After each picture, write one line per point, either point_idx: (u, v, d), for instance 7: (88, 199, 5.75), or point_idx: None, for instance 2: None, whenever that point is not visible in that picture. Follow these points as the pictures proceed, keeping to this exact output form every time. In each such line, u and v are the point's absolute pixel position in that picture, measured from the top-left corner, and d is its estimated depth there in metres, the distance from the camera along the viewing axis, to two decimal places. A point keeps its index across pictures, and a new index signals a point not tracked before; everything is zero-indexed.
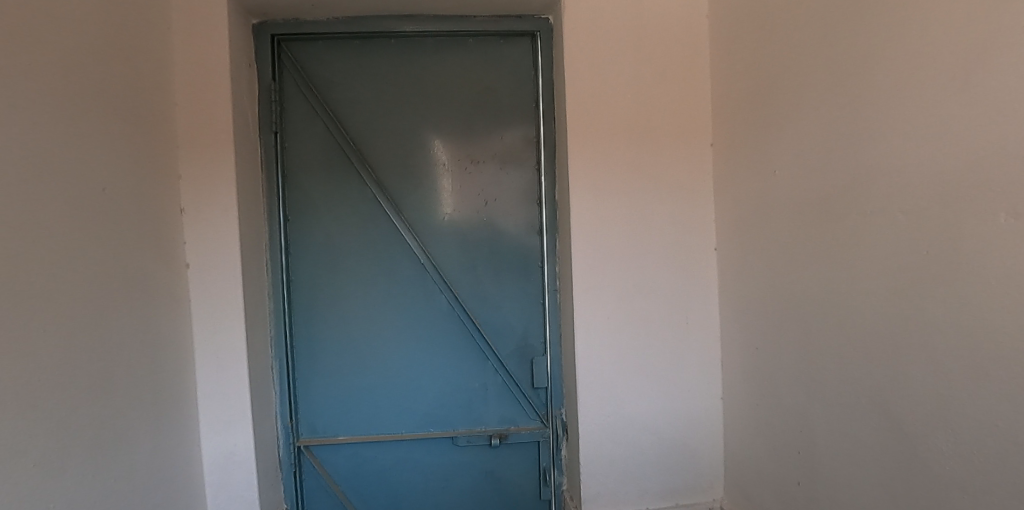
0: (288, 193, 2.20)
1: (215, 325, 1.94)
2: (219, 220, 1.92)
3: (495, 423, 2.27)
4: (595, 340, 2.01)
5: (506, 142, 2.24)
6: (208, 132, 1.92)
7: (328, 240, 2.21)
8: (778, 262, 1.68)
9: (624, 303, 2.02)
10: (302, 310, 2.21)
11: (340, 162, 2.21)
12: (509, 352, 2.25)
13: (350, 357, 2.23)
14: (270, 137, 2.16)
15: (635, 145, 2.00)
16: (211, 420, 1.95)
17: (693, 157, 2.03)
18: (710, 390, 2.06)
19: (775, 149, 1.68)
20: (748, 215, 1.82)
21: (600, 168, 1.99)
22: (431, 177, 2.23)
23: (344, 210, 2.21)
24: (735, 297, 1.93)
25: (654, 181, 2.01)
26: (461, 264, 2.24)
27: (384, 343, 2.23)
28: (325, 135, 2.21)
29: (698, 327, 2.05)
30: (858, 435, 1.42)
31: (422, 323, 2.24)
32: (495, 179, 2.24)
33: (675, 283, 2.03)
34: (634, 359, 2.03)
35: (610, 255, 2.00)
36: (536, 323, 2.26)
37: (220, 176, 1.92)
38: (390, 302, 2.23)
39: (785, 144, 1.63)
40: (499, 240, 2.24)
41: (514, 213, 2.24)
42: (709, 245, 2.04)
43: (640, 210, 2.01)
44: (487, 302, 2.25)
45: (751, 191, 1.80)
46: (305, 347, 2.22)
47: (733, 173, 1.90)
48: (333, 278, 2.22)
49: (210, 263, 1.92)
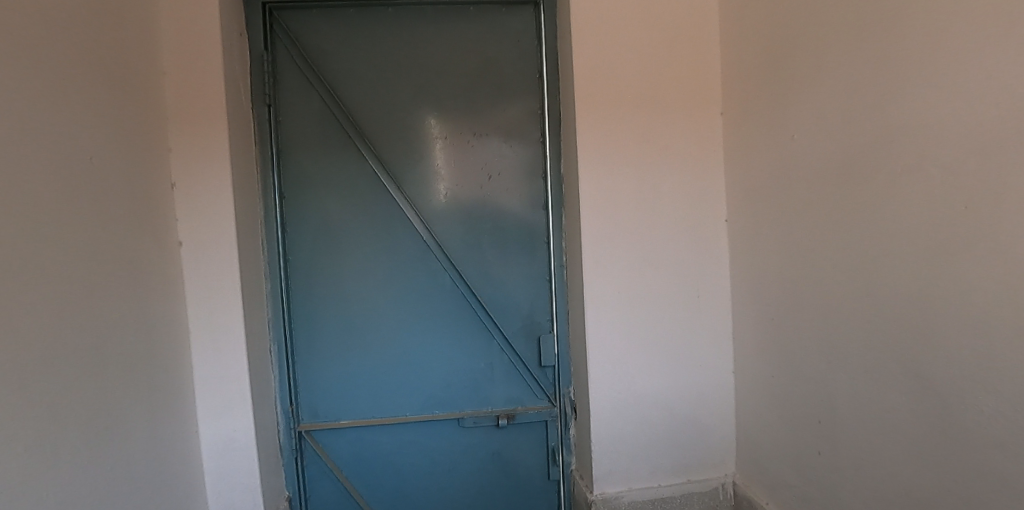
0: (284, 169, 2.11)
1: (211, 307, 1.84)
2: (213, 194, 1.82)
3: (502, 404, 2.21)
4: (605, 315, 1.97)
5: (509, 115, 2.17)
6: (198, 103, 1.81)
7: (327, 217, 2.13)
8: (795, 228, 1.64)
9: (634, 277, 1.97)
10: (300, 291, 2.13)
11: (337, 136, 2.13)
12: (515, 330, 2.19)
13: (351, 339, 2.16)
14: (263, 110, 2.07)
15: (644, 113, 1.95)
16: (209, 405, 1.87)
17: (703, 125, 1.98)
18: (722, 363, 2.03)
19: (792, 114, 1.63)
20: (762, 182, 1.78)
21: (609, 137, 1.94)
22: (432, 152, 2.15)
23: (343, 186, 2.13)
24: (748, 267, 1.89)
25: (664, 151, 1.96)
26: (465, 241, 2.17)
27: (386, 324, 2.17)
28: (321, 107, 2.12)
29: (709, 301, 2.01)
30: (884, 402, 1.39)
31: (424, 302, 2.17)
32: (499, 152, 2.17)
33: (686, 256, 1.99)
34: (646, 334, 1.99)
35: (619, 228, 1.95)
36: (543, 301, 2.20)
37: (212, 148, 1.82)
38: (392, 282, 2.16)
39: (803, 107, 1.59)
40: (503, 215, 2.18)
41: (519, 187, 2.18)
42: (720, 216, 2.00)
43: (649, 182, 1.96)
44: (492, 280, 2.18)
45: (765, 158, 1.76)
46: (304, 330, 2.14)
47: (745, 141, 1.86)
48: (333, 257, 2.14)
49: (203, 242, 1.82)
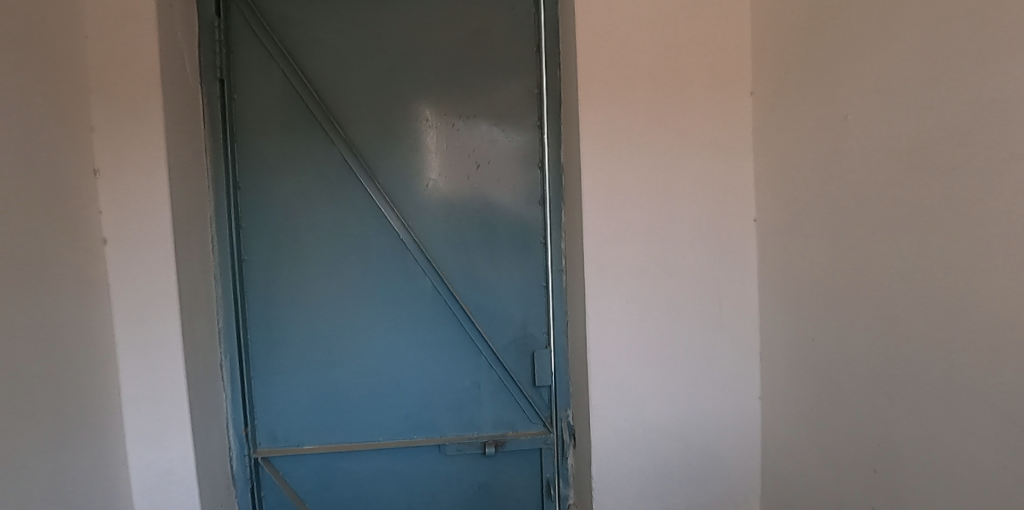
0: (239, 154, 1.81)
1: (143, 317, 1.54)
2: (145, 181, 1.52)
3: (490, 428, 1.92)
4: (610, 330, 1.67)
5: (501, 93, 1.87)
6: (129, 72, 1.51)
7: (289, 212, 1.84)
8: (848, 230, 1.33)
9: (646, 286, 1.67)
10: (257, 296, 1.84)
11: (301, 117, 1.83)
12: (506, 344, 1.90)
13: (316, 351, 1.87)
14: (215, 85, 1.77)
15: (660, 91, 1.65)
16: (140, 432, 1.57)
17: (729, 106, 1.67)
18: (747, 387, 1.72)
19: (847, 89, 1.32)
20: (802, 174, 1.48)
21: (619, 119, 1.64)
22: (411, 136, 1.86)
23: (307, 175, 1.83)
24: (783, 275, 1.59)
25: (682, 137, 1.66)
26: (448, 241, 1.87)
27: (357, 335, 1.87)
28: (283, 83, 1.82)
29: (734, 315, 1.70)
30: (969, 456, 1.09)
31: (401, 311, 1.88)
32: (489, 138, 1.87)
33: (706, 260, 1.69)
34: (658, 352, 1.69)
35: (629, 227, 1.65)
36: (538, 310, 1.90)
37: (145, 126, 1.52)
38: (363, 287, 1.87)
39: (861, 80, 1.28)
40: (493, 211, 1.88)
41: (512, 179, 1.88)
42: (748, 213, 1.69)
43: (665, 173, 1.66)
44: (480, 285, 1.89)
45: (808, 144, 1.45)
46: (261, 341, 1.85)
47: (781, 125, 1.55)
48: (296, 257, 1.85)
49: (133, 238, 1.52)
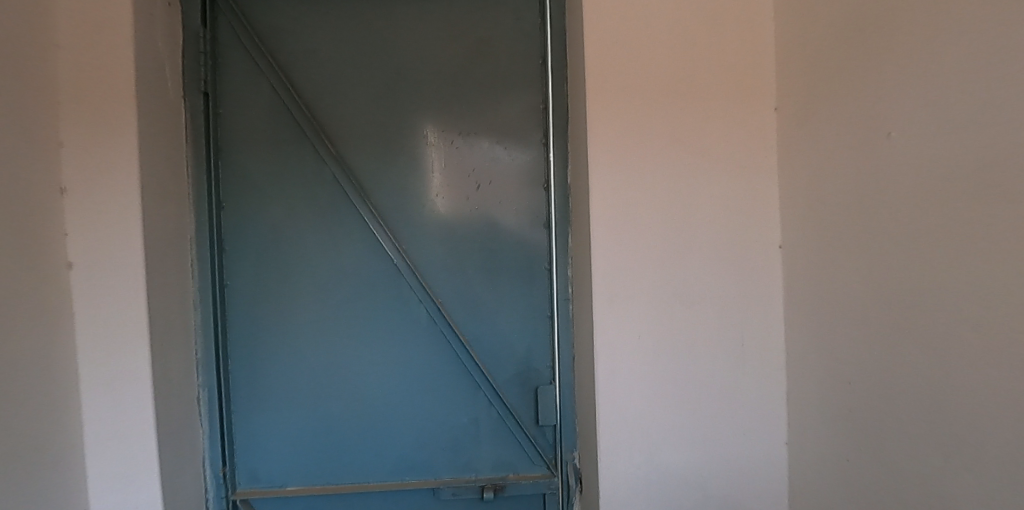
0: (224, 172, 1.70)
1: (111, 348, 1.41)
2: (117, 201, 1.40)
3: (488, 470, 1.77)
4: (621, 367, 1.52)
5: (503, 109, 1.75)
6: (103, 84, 1.40)
7: (275, 234, 1.71)
8: (889, 261, 1.18)
9: (660, 318, 1.52)
10: (239, 323, 1.72)
11: (291, 133, 1.72)
12: (507, 379, 1.75)
13: (301, 384, 1.73)
14: (199, 99, 1.66)
15: (675, 106, 1.51)
16: (104, 475, 1.44)
17: (751, 122, 1.53)
18: (772, 431, 1.56)
19: (887, 102, 1.17)
20: (834, 197, 1.33)
21: (631, 136, 1.50)
22: (407, 154, 1.74)
23: (296, 194, 1.72)
24: (812, 309, 1.43)
25: (700, 156, 1.52)
26: (446, 266, 1.74)
27: (345, 367, 1.73)
28: (272, 97, 1.71)
29: (757, 351, 1.54)
30: None
31: (393, 341, 1.74)
32: (490, 156, 1.74)
33: (727, 290, 1.53)
34: (674, 391, 1.53)
35: (641, 253, 1.51)
36: (542, 341, 1.75)
37: (118, 141, 1.41)
38: (353, 315, 1.73)
39: (904, 93, 1.13)
40: (494, 234, 1.74)
41: (515, 200, 1.74)
42: (773, 239, 1.53)
43: (680, 194, 1.52)
44: (479, 315, 1.74)
45: (840, 164, 1.31)
46: (243, 372, 1.72)
47: (810, 143, 1.41)
48: (282, 282, 1.72)
49: (102, 263, 1.40)
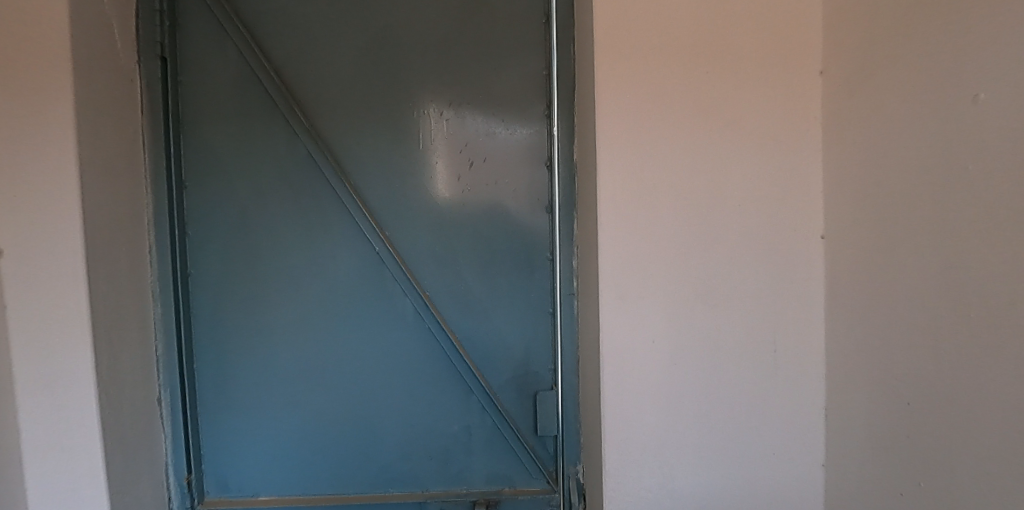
0: (186, 148, 1.52)
1: (48, 346, 1.25)
2: (52, 180, 1.22)
3: (481, 483, 1.58)
4: (632, 375, 1.31)
5: (501, 75, 1.52)
6: (34, 44, 1.21)
7: (243, 218, 1.53)
8: (975, 258, 0.95)
9: (678, 320, 1.31)
10: (205, 318, 1.55)
11: (259, 104, 1.52)
12: (503, 382, 1.56)
13: (273, 385, 1.56)
14: (157, 64, 1.47)
15: (700, 70, 1.28)
16: (45, 491, 1.28)
17: (792, 89, 1.29)
18: (806, 450, 1.34)
19: (982, 60, 0.93)
20: (896, 179, 1.09)
21: (648, 105, 1.28)
22: (391, 127, 1.53)
23: (266, 173, 1.53)
24: (862, 312, 1.20)
25: (728, 129, 1.29)
26: (435, 255, 1.54)
27: (323, 366, 1.55)
28: (239, 62, 1.52)
29: (791, 359, 1.32)
30: None
31: (376, 338, 1.55)
32: (486, 130, 1.53)
33: (757, 287, 1.31)
34: (692, 404, 1.32)
35: (657, 244, 1.29)
36: (542, 341, 1.55)
37: (51, 111, 1.22)
38: (331, 310, 1.55)
39: (1009, 47, 0.89)
40: (489, 219, 1.53)
41: (513, 180, 1.53)
42: (814, 228, 1.30)
43: (704, 175, 1.29)
44: (472, 310, 1.55)
45: (906, 138, 1.07)
46: (210, 371, 1.55)
47: (865, 113, 1.17)
48: (251, 272, 1.54)
49: (36, 251, 1.23)
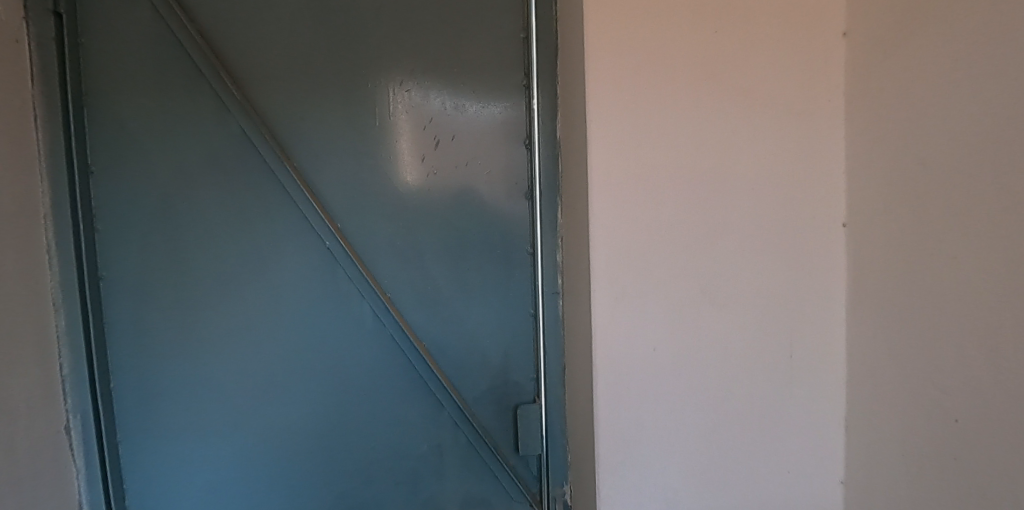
0: (92, 125, 1.26)
1: None
2: None
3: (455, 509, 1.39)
4: (630, 388, 1.12)
5: (472, 39, 1.30)
6: None
7: (165, 208, 1.28)
8: None
9: (682, 324, 1.13)
10: (123, 328, 1.30)
11: (181, 71, 1.27)
12: (478, 393, 1.36)
13: (207, 406, 1.32)
14: (49, 21, 1.22)
15: (707, 29, 1.09)
16: None
17: (811, 52, 1.11)
18: (822, 466, 1.18)
19: None
20: (945, 156, 0.93)
21: (646, 71, 1.08)
22: (342, 100, 1.29)
23: (191, 155, 1.28)
24: (893, 311, 1.04)
25: (738, 100, 1.11)
26: (396, 250, 1.32)
27: (267, 381, 1.33)
28: (154, 20, 1.26)
29: (808, 364, 1.16)
30: None
31: (329, 347, 1.33)
32: (454, 103, 1.31)
33: (769, 284, 1.14)
34: (699, 419, 1.15)
35: (658, 237, 1.10)
36: (522, 346, 1.36)
37: None
38: (274, 317, 1.32)
39: None
40: (458, 208, 1.33)
41: (486, 162, 1.32)
42: (833, 215, 1.14)
43: (711, 155, 1.11)
44: (441, 313, 1.34)
45: (961, 108, 0.90)
46: (130, 391, 1.31)
47: (902, 78, 1.00)
48: (177, 273, 1.30)
49: None
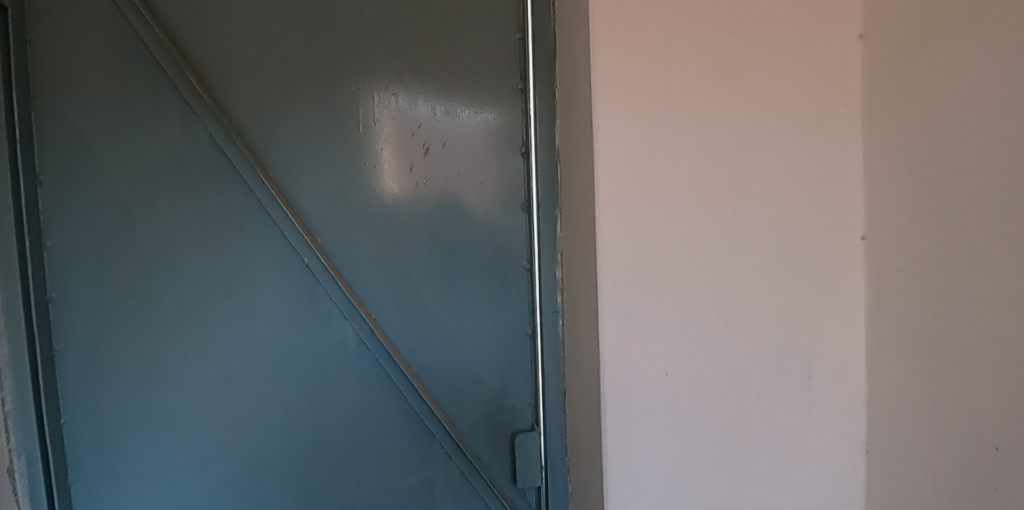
0: (41, 131, 1.13)
1: None
2: None
3: None
4: (641, 416, 1.03)
5: (463, 41, 1.22)
6: None
7: (126, 223, 1.16)
8: None
9: (695, 345, 1.05)
10: (77, 356, 1.17)
11: (144, 72, 1.15)
12: (472, 421, 1.26)
13: (172, 441, 1.20)
14: None
15: (719, 30, 1.02)
16: None
17: (826, 56, 1.06)
18: (843, 495, 1.11)
19: None
20: (978, 164, 0.86)
21: (655, 74, 1.00)
22: (321, 105, 1.19)
23: (155, 165, 1.16)
24: (920, 330, 0.97)
25: (751, 106, 1.04)
26: (383, 267, 1.22)
27: (240, 411, 1.21)
28: (113, 16, 1.14)
29: (827, 385, 1.09)
30: None
31: (309, 373, 1.22)
32: (444, 108, 1.22)
33: (785, 301, 1.07)
34: (713, 448, 1.07)
35: (669, 252, 1.02)
36: (519, 369, 1.26)
37: None
38: (248, 340, 1.20)
39: None
40: (450, 221, 1.23)
41: (479, 172, 1.23)
42: (851, 228, 1.08)
43: (724, 165, 1.03)
44: (431, 334, 1.24)
45: (995, 113, 0.84)
46: (84, 428, 1.18)
47: (927, 81, 0.94)
48: (139, 295, 1.18)
49: None
